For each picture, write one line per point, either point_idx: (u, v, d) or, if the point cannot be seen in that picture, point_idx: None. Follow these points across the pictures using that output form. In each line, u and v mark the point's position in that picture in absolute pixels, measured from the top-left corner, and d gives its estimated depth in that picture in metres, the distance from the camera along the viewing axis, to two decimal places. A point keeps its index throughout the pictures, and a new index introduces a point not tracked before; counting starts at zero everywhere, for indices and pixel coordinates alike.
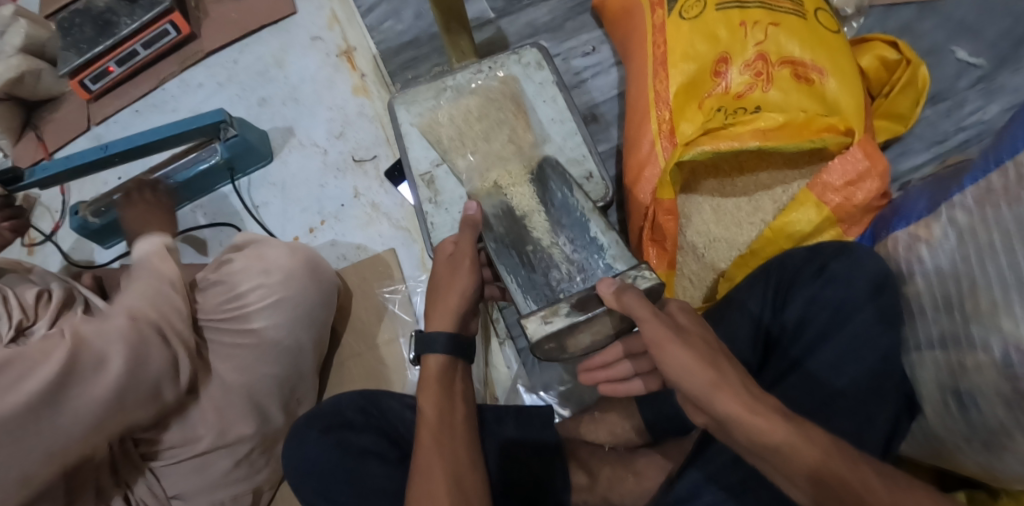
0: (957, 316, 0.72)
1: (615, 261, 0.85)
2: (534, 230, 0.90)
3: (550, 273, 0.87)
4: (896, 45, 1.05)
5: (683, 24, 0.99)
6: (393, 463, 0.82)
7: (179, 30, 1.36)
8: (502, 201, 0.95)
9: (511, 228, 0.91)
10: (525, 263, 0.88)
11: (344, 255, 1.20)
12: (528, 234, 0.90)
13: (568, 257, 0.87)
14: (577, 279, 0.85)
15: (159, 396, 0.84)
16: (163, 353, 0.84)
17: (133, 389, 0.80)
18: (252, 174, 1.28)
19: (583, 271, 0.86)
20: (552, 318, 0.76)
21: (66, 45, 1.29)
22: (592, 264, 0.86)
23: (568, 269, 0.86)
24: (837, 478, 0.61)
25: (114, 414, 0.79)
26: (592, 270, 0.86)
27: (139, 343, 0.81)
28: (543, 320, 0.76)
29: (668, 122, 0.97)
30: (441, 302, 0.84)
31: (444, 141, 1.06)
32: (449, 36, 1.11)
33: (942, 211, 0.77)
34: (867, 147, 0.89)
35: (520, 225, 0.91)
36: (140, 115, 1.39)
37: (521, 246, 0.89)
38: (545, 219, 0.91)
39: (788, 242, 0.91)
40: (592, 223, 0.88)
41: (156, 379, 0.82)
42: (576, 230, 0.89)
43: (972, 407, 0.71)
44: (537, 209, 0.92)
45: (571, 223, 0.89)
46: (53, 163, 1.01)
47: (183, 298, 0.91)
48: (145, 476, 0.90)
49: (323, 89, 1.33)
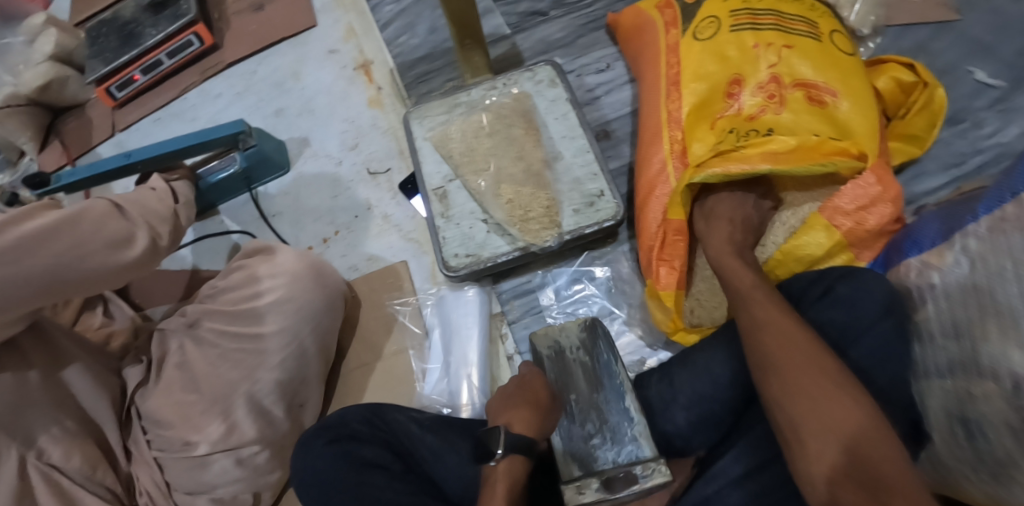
0: (966, 344, 0.72)
1: (641, 438, 0.82)
2: (578, 375, 0.91)
3: (587, 426, 0.85)
4: (911, 66, 1.04)
5: (695, 44, 1.00)
6: (397, 475, 0.82)
7: (202, 41, 1.40)
8: (553, 340, 0.96)
9: (560, 373, 0.91)
10: (569, 417, 0.86)
11: (355, 266, 1.21)
12: (573, 380, 0.90)
13: (603, 416, 0.85)
14: (606, 444, 0.83)
15: (121, 265, 0.82)
16: (126, 225, 0.83)
17: (97, 248, 0.79)
18: (269, 184, 1.30)
19: (613, 435, 0.83)
20: (584, 491, 0.78)
21: (93, 54, 1.34)
22: (622, 428, 0.84)
23: (600, 429, 0.84)
24: (871, 460, 0.61)
25: (75, 272, 0.77)
26: (622, 438, 0.83)
27: (105, 211, 0.82)
28: (577, 490, 0.78)
29: (679, 142, 0.98)
30: (514, 415, 0.84)
31: (455, 157, 1.09)
32: (463, 51, 1.14)
33: (955, 240, 0.77)
34: (879, 170, 0.88)
35: (568, 371, 0.91)
36: (161, 123, 1.40)
37: (566, 393, 0.89)
38: (589, 375, 0.90)
39: (798, 265, 0.91)
40: (628, 395, 0.86)
41: (117, 243, 0.81)
42: (616, 393, 0.87)
43: (980, 437, 0.70)
44: (582, 358, 0.92)
45: (611, 385, 0.88)
46: (80, 168, 1.04)
47: (165, 205, 0.92)
48: (149, 468, 0.88)
49: (339, 102, 1.35)
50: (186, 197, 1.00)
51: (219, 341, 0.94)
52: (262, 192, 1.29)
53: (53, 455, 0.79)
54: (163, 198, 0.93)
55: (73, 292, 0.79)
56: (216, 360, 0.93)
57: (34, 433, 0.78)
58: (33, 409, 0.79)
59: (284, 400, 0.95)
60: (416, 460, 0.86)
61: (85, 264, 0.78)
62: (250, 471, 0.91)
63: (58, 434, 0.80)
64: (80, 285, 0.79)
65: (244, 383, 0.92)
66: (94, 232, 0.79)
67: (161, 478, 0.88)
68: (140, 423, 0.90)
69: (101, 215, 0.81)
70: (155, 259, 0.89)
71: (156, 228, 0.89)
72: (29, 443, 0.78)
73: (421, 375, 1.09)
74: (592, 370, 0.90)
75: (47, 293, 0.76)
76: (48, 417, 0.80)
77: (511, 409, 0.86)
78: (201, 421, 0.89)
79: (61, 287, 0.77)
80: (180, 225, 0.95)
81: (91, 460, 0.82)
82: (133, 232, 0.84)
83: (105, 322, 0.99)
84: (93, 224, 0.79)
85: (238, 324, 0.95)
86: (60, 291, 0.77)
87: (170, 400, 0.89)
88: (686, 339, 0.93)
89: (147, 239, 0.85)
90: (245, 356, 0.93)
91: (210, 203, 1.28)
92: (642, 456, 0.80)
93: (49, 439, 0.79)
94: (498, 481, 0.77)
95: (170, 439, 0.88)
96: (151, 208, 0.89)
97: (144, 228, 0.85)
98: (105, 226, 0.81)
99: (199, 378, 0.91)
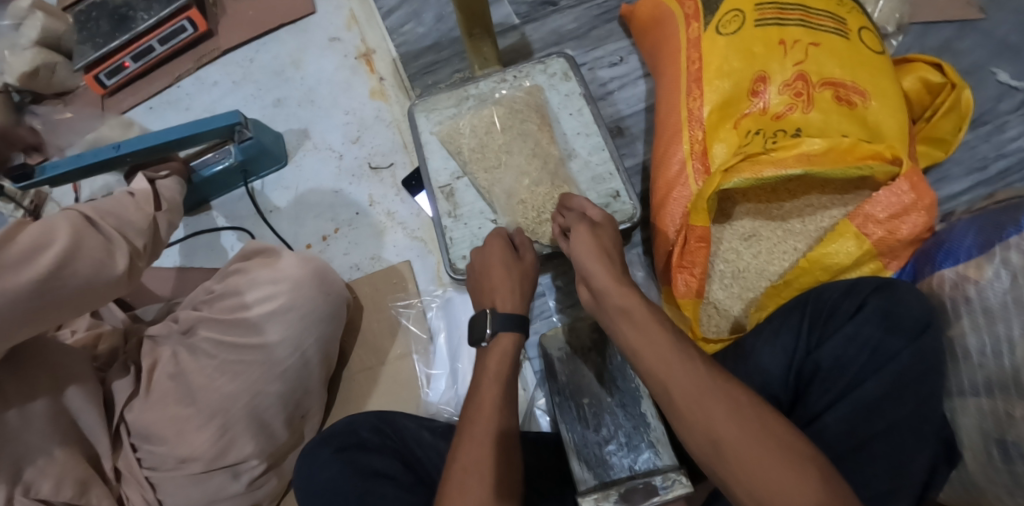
0: (1007, 362, 0.71)
1: (659, 443, 0.83)
2: (590, 382, 0.91)
3: (601, 431, 0.86)
4: (940, 67, 1.00)
5: (719, 38, 0.95)
6: (407, 487, 0.78)
7: (196, 27, 1.33)
8: (564, 342, 0.96)
9: (571, 379, 0.92)
10: (582, 422, 0.87)
11: (356, 265, 1.16)
12: (585, 386, 0.91)
13: (619, 420, 0.86)
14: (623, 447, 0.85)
15: (99, 287, 0.76)
16: (101, 241, 0.77)
17: (73, 269, 0.73)
18: (266, 177, 1.25)
19: (629, 442, 0.84)
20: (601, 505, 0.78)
21: (82, 39, 1.27)
22: (640, 432, 0.85)
23: (616, 433, 0.85)
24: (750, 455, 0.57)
25: (50, 297, 0.72)
26: (640, 439, 0.84)
27: (78, 229, 0.75)
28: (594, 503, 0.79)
29: (700, 142, 0.94)
30: (494, 287, 0.79)
31: (464, 153, 1.04)
32: (472, 41, 1.09)
33: (995, 252, 0.76)
34: (913, 177, 0.83)
35: (579, 376, 0.92)
36: (154, 112, 1.34)
37: (578, 398, 0.90)
38: (602, 376, 0.91)
39: (824, 274, 0.87)
40: (644, 398, 0.88)
41: (94, 264, 0.75)
42: (629, 397, 0.89)
43: (1019, 459, 0.69)
44: (597, 361, 0.93)
45: (625, 389, 0.89)
46: (64, 161, 0.98)
47: (143, 214, 0.86)
48: (139, 484, 0.83)
49: (340, 92, 1.29)
50: (170, 199, 0.94)
51: (216, 352, 0.88)
52: (258, 187, 1.24)
53: (42, 489, 0.74)
54: (142, 205, 0.87)
55: (56, 316, 0.74)
56: (213, 371, 0.87)
57: (21, 464, 0.73)
58: (15, 434, 0.74)
59: (285, 412, 0.92)
60: (427, 471, 0.81)
61: (62, 288, 0.72)
62: (245, 486, 0.89)
63: (45, 466, 0.75)
64: (62, 309, 0.74)
65: (245, 395, 0.88)
66: (72, 252, 0.73)
67: (153, 496, 0.83)
68: (131, 439, 0.85)
69: (75, 234, 0.75)
70: (135, 275, 0.83)
71: (135, 243, 0.83)
72: (15, 479, 0.72)
73: (425, 381, 1.05)
74: (607, 373, 0.91)
75: (25, 323, 0.70)
76: (35, 442, 0.75)
77: (488, 282, 0.80)
78: (197, 437, 0.84)
79: (40, 314, 0.71)
80: (159, 235, 0.90)
81: (82, 486, 0.77)
82: (109, 247, 0.78)
83: (93, 324, 0.97)
84: (69, 240, 0.74)
85: (235, 332, 0.90)
86: (42, 319, 0.72)
87: (164, 414, 0.84)
88: (708, 349, 0.89)
89: (128, 255, 0.80)
90: (246, 367, 0.89)
91: (203, 197, 1.22)
92: (661, 463, 0.81)
93: (36, 472, 0.74)
94: (490, 356, 0.75)
95: (163, 457, 0.83)
96: (127, 218, 0.83)
97: (121, 240, 0.79)
98: (83, 243, 0.75)
99: (195, 391, 0.86)
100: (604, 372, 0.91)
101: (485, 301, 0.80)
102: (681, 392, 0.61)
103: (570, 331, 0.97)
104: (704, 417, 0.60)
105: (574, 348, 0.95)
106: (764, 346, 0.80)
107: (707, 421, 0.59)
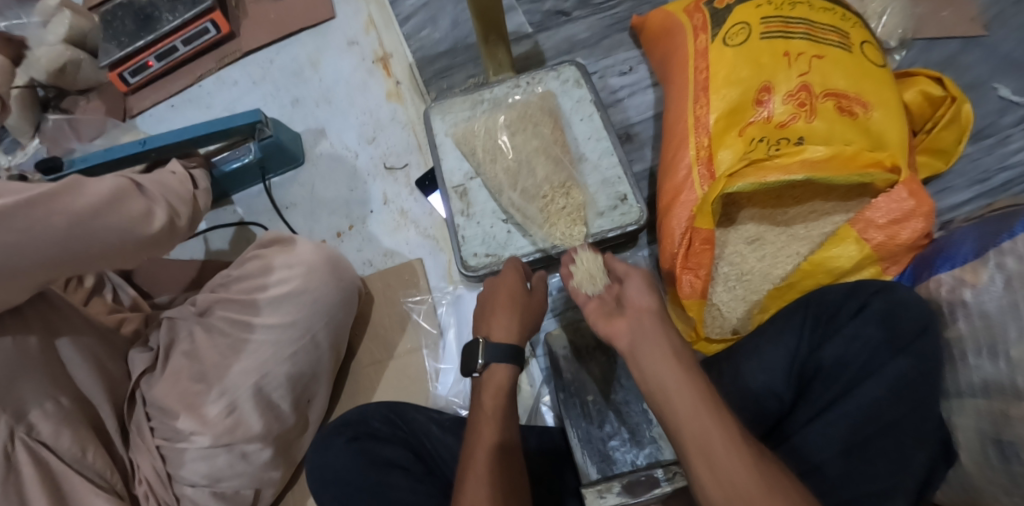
0: (1002, 363, 0.73)
1: (661, 438, 0.88)
2: (593, 381, 0.95)
3: (605, 427, 0.90)
4: (941, 81, 1.03)
5: (727, 50, 0.98)
6: (416, 476, 0.80)
7: (219, 29, 1.37)
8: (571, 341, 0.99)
9: (576, 378, 0.95)
10: (587, 419, 0.90)
11: (369, 261, 1.19)
12: (589, 384, 0.94)
13: (623, 417, 0.90)
14: (626, 442, 0.89)
15: (137, 239, 0.80)
16: (143, 202, 0.82)
17: (117, 219, 0.78)
18: (284, 174, 1.28)
19: (632, 437, 0.89)
20: (605, 494, 0.77)
21: (107, 38, 1.31)
22: (642, 429, 0.89)
23: (620, 429, 0.89)
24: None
25: (91, 241, 0.76)
26: (642, 436, 0.89)
27: (125, 187, 0.81)
28: (598, 493, 0.78)
29: (706, 148, 0.97)
30: (494, 312, 0.84)
31: (478, 154, 1.07)
32: (488, 47, 1.12)
33: (990, 257, 0.79)
34: (912, 185, 0.87)
35: (584, 375, 0.95)
36: (175, 109, 1.39)
37: (583, 396, 0.93)
38: (605, 377, 0.95)
39: (826, 277, 0.90)
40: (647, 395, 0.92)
41: (135, 218, 0.80)
42: (633, 394, 0.92)
43: (1015, 459, 0.71)
44: (601, 361, 0.96)
45: (628, 387, 0.93)
46: (92, 154, 1.01)
47: (184, 187, 0.92)
48: (150, 454, 0.86)
49: (357, 93, 1.33)
50: (204, 184, 1.00)
51: (230, 330, 0.92)
52: (276, 183, 1.27)
53: (42, 432, 0.76)
54: (184, 182, 0.93)
55: (92, 266, 0.78)
56: (225, 350, 0.91)
57: (25, 408, 0.75)
58: (34, 379, 0.77)
59: (291, 394, 0.95)
60: (438, 464, 0.84)
61: (103, 234, 0.76)
62: (253, 466, 0.91)
63: (50, 410, 0.77)
64: (102, 257, 0.78)
65: (254, 375, 0.90)
66: (118, 206, 0.78)
67: (163, 468, 0.86)
68: (145, 409, 0.88)
69: (122, 190, 0.80)
70: (171, 241, 0.88)
71: (176, 209, 0.88)
72: (20, 417, 0.74)
73: (434, 375, 1.08)
74: (611, 373, 0.95)
75: (65, 262, 0.74)
76: (48, 392, 0.78)
77: (489, 309, 0.84)
78: (208, 411, 0.88)
79: (79, 256, 0.75)
80: (199, 211, 0.95)
81: (81, 440, 0.79)
82: (151, 210, 0.83)
83: (113, 308, 0.98)
84: (117, 194, 0.79)
85: (252, 315, 0.93)
86: (79, 263, 0.76)
87: (176, 388, 0.87)
88: (709, 350, 0.95)
89: (167, 216, 0.85)
90: (260, 349, 0.92)
91: (224, 192, 1.26)
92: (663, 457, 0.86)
93: (41, 414, 0.76)
94: (485, 391, 0.79)
95: (176, 429, 0.86)
96: (170, 188, 0.89)
97: (164, 207, 0.85)
98: (128, 201, 0.80)
99: (207, 369, 0.90)
100: (608, 372, 0.95)
101: (482, 328, 0.84)
102: (718, 443, 0.61)
103: (576, 329, 1.00)
104: (742, 476, 0.59)
105: (578, 347, 0.98)
106: (764, 344, 0.83)
107: (732, 472, 0.60)
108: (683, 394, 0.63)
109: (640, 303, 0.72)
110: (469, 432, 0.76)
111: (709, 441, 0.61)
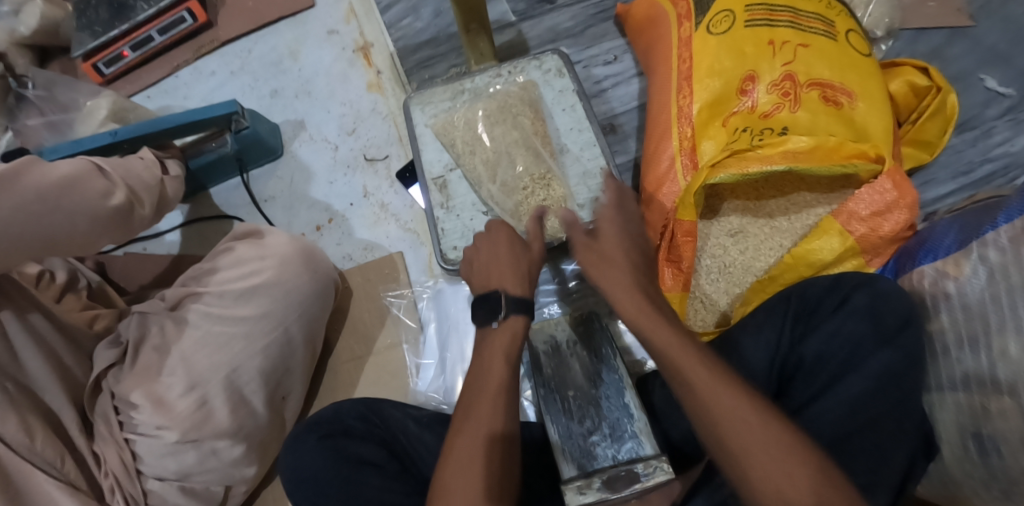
0: (983, 356, 0.72)
1: (641, 433, 0.80)
2: (576, 373, 0.88)
3: (586, 422, 0.82)
4: (927, 71, 1.02)
5: (710, 38, 0.97)
6: (391, 475, 0.78)
7: (196, 17, 1.35)
8: (551, 336, 0.93)
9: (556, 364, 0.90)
10: (567, 414, 0.83)
11: (349, 255, 1.17)
12: (571, 378, 0.87)
13: (600, 411, 0.83)
14: (604, 435, 0.81)
15: (99, 220, 0.81)
16: (103, 183, 0.83)
17: (74, 201, 0.78)
18: (262, 166, 1.26)
19: (613, 432, 0.81)
20: (586, 490, 0.76)
21: (81, 27, 1.28)
22: (621, 424, 0.82)
23: (596, 425, 0.82)
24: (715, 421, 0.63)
25: (48, 224, 0.76)
26: (621, 430, 0.81)
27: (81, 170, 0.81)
28: (578, 490, 0.77)
29: (690, 139, 0.95)
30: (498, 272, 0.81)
31: (457, 146, 1.05)
32: (469, 36, 1.10)
33: (973, 248, 0.77)
34: (896, 175, 0.85)
35: (564, 368, 0.88)
36: (151, 101, 1.36)
37: (564, 391, 0.86)
38: (586, 369, 0.88)
39: (809, 270, 0.89)
40: (627, 390, 0.84)
41: (96, 199, 0.81)
42: (614, 388, 0.85)
43: (994, 453, 0.72)
44: (580, 354, 0.90)
45: (610, 382, 0.86)
46: (62, 146, 0.98)
47: (150, 174, 0.92)
48: (118, 446, 0.84)
49: (336, 84, 1.31)
50: (176, 171, 1.00)
51: (201, 322, 0.91)
52: (254, 176, 1.25)
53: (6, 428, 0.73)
54: (151, 167, 0.94)
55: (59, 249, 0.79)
56: (200, 342, 0.90)
57: None
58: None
59: (264, 389, 0.93)
60: (417, 465, 0.82)
61: (61, 216, 0.77)
62: (223, 463, 0.90)
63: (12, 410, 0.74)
64: (63, 241, 0.78)
65: (225, 369, 0.90)
66: (76, 189, 0.79)
67: (130, 457, 0.84)
68: (113, 401, 0.85)
69: (79, 174, 0.80)
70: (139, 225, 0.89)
71: (139, 193, 0.89)
72: None
73: (415, 371, 1.06)
74: (591, 369, 0.88)
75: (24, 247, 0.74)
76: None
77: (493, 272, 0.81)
78: (177, 405, 0.86)
79: (39, 241, 0.76)
80: (166, 197, 0.96)
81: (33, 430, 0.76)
82: (113, 190, 0.84)
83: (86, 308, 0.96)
84: (72, 178, 0.79)
85: (226, 304, 0.92)
86: (40, 248, 0.76)
87: (144, 383, 0.86)
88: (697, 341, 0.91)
89: (128, 197, 0.85)
90: (230, 338, 0.91)
91: (201, 184, 1.24)
92: (643, 454, 0.79)
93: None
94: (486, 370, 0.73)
95: (142, 423, 0.84)
96: (135, 172, 0.90)
97: (124, 189, 0.85)
98: (87, 182, 0.81)
99: (178, 362, 0.89)
100: (588, 366, 0.88)
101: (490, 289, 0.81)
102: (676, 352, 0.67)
103: (555, 323, 0.95)
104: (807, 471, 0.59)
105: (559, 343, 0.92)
106: (745, 338, 0.81)
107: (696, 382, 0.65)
108: (699, 376, 0.65)
109: (612, 241, 0.78)
110: (459, 416, 0.71)
111: (736, 422, 0.62)
